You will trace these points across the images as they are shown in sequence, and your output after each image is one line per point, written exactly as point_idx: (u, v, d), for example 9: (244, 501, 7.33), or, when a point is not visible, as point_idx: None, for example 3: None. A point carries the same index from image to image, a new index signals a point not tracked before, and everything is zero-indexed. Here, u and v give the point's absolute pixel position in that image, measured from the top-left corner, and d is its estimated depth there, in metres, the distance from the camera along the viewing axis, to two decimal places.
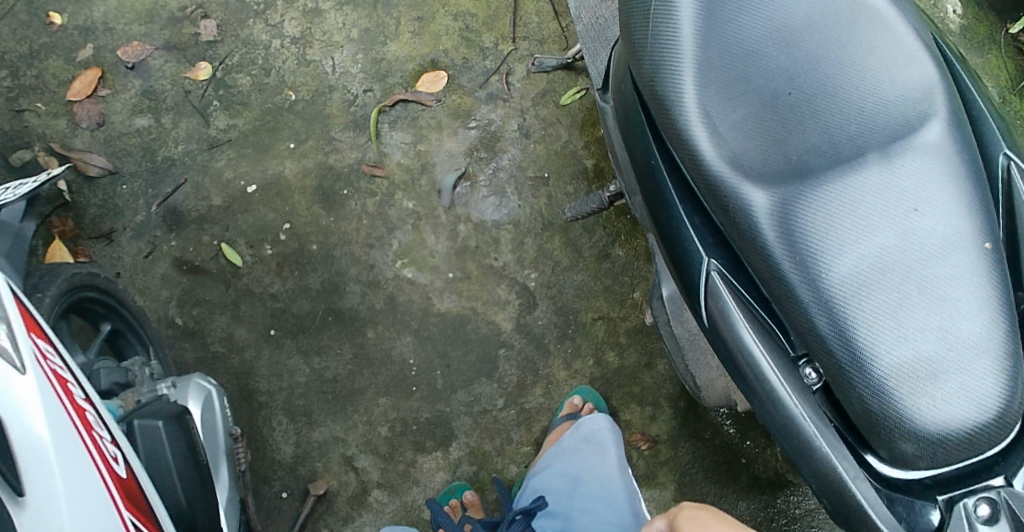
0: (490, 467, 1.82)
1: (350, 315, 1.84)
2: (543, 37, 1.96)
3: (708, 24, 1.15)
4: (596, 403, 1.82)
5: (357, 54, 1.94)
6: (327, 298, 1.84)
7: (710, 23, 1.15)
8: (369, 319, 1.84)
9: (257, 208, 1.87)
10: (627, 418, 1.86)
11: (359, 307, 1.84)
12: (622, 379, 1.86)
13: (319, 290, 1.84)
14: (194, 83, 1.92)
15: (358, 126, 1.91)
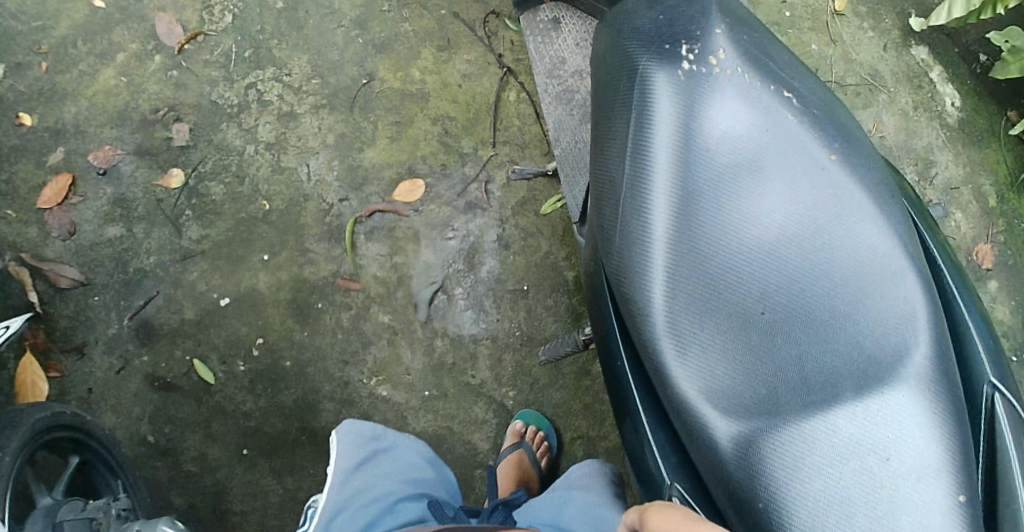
0: None
1: (324, 435, 1.81)
2: (523, 142, 1.91)
3: (682, 224, 1.09)
4: (538, 424, 1.80)
5: (333, 161, 1.89)
6: (301, 416, 1.82)
7: (684, 224, 1.09)
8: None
9: (229, 322, 1.84)
10: None
11: (334, 426, 1.81)
12: None
13: (293, 408, 1.82)
14: (166, 190, 1.88)
15: (333, 237, 1.86)
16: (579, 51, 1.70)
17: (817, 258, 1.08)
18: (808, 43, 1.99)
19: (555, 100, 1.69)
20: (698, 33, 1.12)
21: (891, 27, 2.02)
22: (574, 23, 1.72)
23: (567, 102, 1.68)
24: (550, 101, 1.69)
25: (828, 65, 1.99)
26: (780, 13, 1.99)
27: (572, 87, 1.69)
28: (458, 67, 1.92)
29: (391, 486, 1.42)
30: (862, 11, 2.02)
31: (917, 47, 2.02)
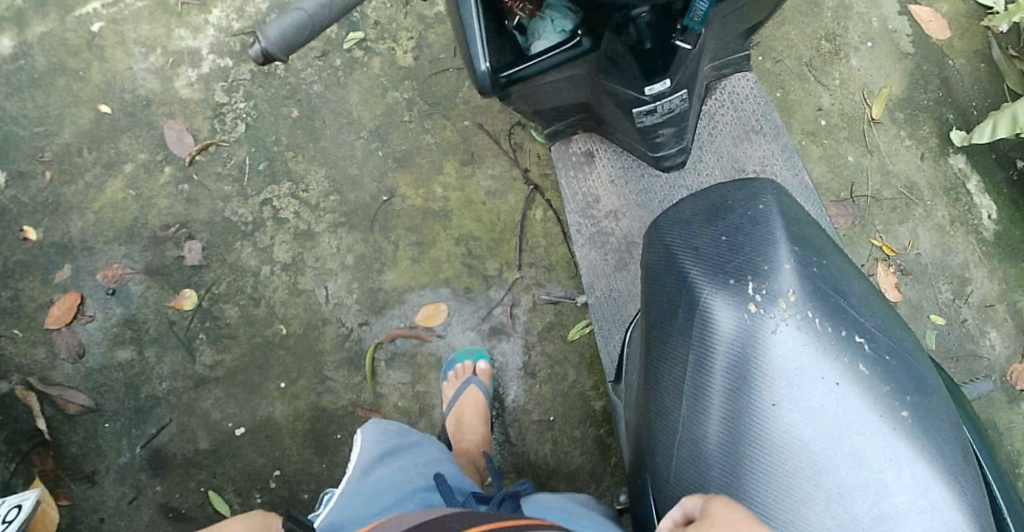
0: None
1: None
2: (550, 262, 1.80)
3: (742, 467, 1.05)
4: None
5: (352, 282, 1.82)
6: None
7: (744, 467, 1.05)
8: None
9: (245, 452, 1.77)
10: None
11: None
12: None
13: None
14: (178, 312, 1.81)
15: (352, 363, 1.80)
16: (614, 189, 1.61)
17: (884, 515, 1.01)
18: (844, 155, 1.83)
19: (588, 242, 1.60)
20: (763, 266, 1.09)
21: (929, 135, 1.84)
22: (609, 157, 1.62)
23: (601, 245, 1.59)
24: (583, 244, 1.60)
25: (863, 177, 1.82)
26: (814, 121, 1.83)
27: (607, 229, 1.60)
28: (481, 182, 1.83)
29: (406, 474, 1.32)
30: (897, 117, 1.85)
31: (955, 156, 1.84)
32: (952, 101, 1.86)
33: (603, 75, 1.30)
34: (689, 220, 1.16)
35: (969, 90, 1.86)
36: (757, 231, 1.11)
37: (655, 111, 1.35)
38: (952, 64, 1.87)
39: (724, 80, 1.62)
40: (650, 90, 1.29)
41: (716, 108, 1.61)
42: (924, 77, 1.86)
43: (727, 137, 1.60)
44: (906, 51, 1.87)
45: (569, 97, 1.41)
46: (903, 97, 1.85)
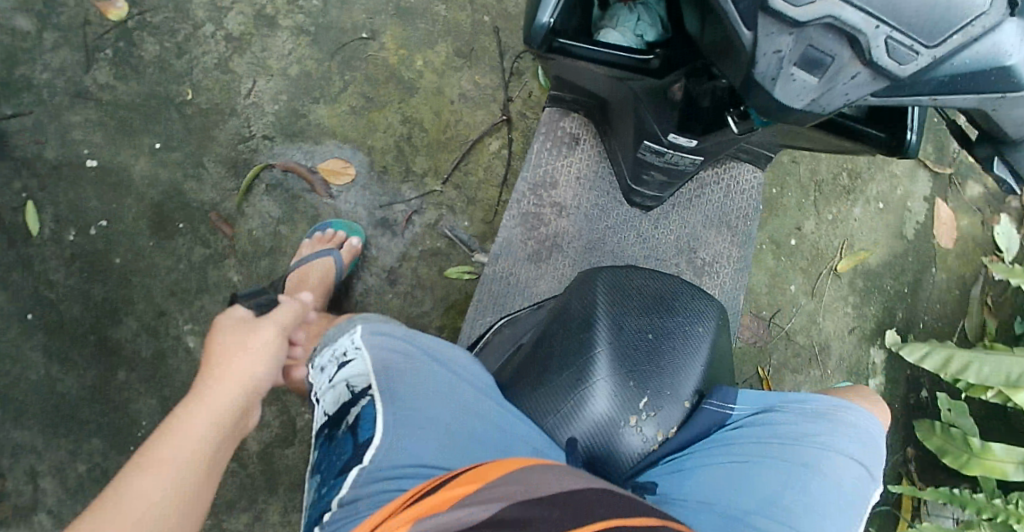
0: None
1: (112, 346, 1.63)
2: (473, 196, 1.69)
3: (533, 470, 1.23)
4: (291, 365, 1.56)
5: (282, 93, 1.64)
6: (101, 316, 1.62)
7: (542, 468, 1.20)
8: (130, 359, 1.63)
9: (84, 186, 1.62)
10: None
11: (127, 343, 1.63)
12: None
13: (98, 304, 1.62)
14: (99, 16, 1.64)
15: (234, 167, 1.63)
16: (575, 187, 1.66)
17: None
18: (788, 282, 1.89)
19: (520, 218, 1.64)
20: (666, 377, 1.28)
21: (870, 314, 1.97)
22: (589, 152, 1.66)
23: (529, 229, 1.64)
24: (514, 215, 1.64)
25: (793, 307, 1.89)
26: (787, 236, 1.87)
27: (543, 217, 1.64)
28: (462, 82, 1.68)
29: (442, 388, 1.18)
30: (854, 280, 1.95)
31: (878, 348, 1.98)
32: (909, 302, 2.01)
33: (646, 95, 1.42)
34: (636, 293, 1.32)
35: (929, 303, 2.03)
36: (682, 351, 1.27)
37: (661, 155, 1.50)
38: (933, 274, 2.04)
39: (736, 165, 1.70)
40: (672, 139, 1.43)
41: (709, 181, 1.70)
42: (905, 264, 2.00)
43: (700, 216, 1.69)
44: (906, 233, 2.00)
45: (597, 87, 1.52)
46: (874, 270, 1.97)
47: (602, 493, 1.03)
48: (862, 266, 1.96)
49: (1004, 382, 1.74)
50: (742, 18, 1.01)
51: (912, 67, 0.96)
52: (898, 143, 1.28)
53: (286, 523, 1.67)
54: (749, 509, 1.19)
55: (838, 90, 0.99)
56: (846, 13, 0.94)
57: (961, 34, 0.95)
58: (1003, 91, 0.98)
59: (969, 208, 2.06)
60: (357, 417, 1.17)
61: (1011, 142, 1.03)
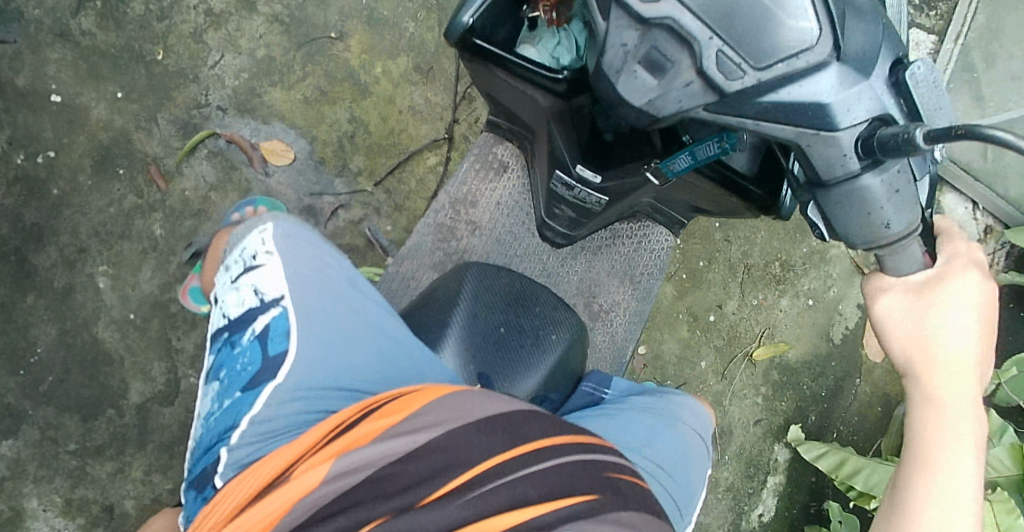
0: (16, 484, 1.65)
1: (29, 270, 1.67)
2: (399, 203, 1.76)
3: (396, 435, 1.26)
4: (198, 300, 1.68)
5: (244, 71, 1.74)
6: (26, 240, 1.68)
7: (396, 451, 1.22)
8: (42, 286, 1.68)
9: (43, 116, 1.70)
10: None
11: (43, 271, 1.68)
12: None
13: (26, 228, 1.68)
14: None
15: (183, 129, 1.73)
16: (492, 211, 1.68)
17: None
18: (699, 357, 1.89)
19: (433, 228, 1.66)
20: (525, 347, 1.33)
21: (779, 411, 1.95)
22: (515, 181, 1.68)
23: (440, 240, 1.65)
24: (427, 224, 1.66)
25: (699, 385, 1.89)
26: (706, 312, 1.90)
27: (455, 232, 1.66)
28: (414, 96, 1.77)
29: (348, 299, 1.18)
30: (770, 371, 1.95)
31: (783, 445, 1.95)
32: (825, 407, 1.99)
33: (558, 119, 1.41)
34: (499, 288, 1.39)
35: (847, 415, 2.01)
36: (531, 345, 1.34)
37: (570, 189, 1.50)
38: (856, 385, 2.01)
39: (652, 225, 1.70)
40: (580, 171, 1.44)
41: (622, 234, 1.71)
42: (826, 367, 1.98)
43: (607, 263, 1.71)
44: (832, 336, 1.98)
45: (521, 111, 1.50)
46: (790, 366, 1.96)
47: (532, 415, 1.03)
48: (780, 358, 1.96)
49: None
50: (600, 8, 1.02)
51: (738, 85, 0.98)
52: (774, 203, 1.32)
53: (146, 481, 1.70)
54: (632, 439, 1.25)
55: (672, 95, 1.02)
56: (685, 19, 0.96)
57: (787, 62, 0.97)
58: (816, 128, 1.00)
59: None
60: (266, 327, 1.11)
61: (822, 185, 1.06)
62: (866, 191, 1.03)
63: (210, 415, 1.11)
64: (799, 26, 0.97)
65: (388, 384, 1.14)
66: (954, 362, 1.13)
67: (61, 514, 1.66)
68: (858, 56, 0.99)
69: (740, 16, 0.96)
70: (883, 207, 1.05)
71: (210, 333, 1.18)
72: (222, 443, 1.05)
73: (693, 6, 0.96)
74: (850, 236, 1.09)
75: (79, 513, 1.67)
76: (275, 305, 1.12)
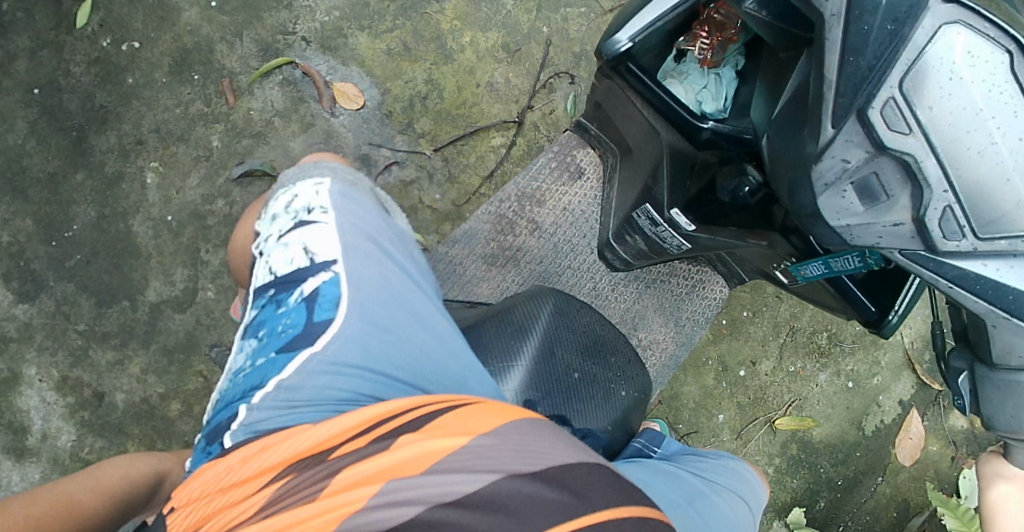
0: (20, 347, 1.66)
1: (86, 149, 1.69)
2: (453, 175, 1.73)
3: None
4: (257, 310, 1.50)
5: (336, 10, 1.74)
6: (92, 120, 1.70)
7: None
8: (94, 168, 1.69)
9: (139, 9, 1.73)
10: (128, 448, 1.67)
11: (100, 153, 1.70)
12: (158, 425, 1.69)
13: (95, 109, 1.70)
14: None
15: (264, 52, 1.74)
16: (557, 215, 1.57)
17: None
18: (718, 409, 1.77)
19: (494, 218, 1.55)
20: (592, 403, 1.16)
21: (788, 487, 1.80)
22: (587, 191, 1.58)
23: (498, 231, 1.55)
24: (488, 211, 1.55)
25: (711, 437, 1.76)
26: (737, 366, 1.78)
27: (515, 227, 1.56)
28: (495, 73, 1.76)
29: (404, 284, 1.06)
30: (788, 443, 1.81)
31: (781, 525, 1.80)
32: (837, 497, 1.83)
33: (672, 159, 1.29)
34: (579, 327, 1.20)
35: (859, 511, 1.84)
36: (598, 405, 1.17)
37: (654, 225, 1.37)
38: (876, 482, 1.85)
39: (709, 273, 1.59)
40: (673, 214, 1.31)
41: (679, 273, 1.59)
42: (849, 456, 1.83)
43: (656, 299, 1.59)
44: (864, 426, 1.84)
45: (628, 131, 1.41)
46: (811, 444, 1.81)
47: (598, 473, 0.78)
48: (803, 433, 1.81)
49: None
50: (835, 111, 0.96)
51: (952, 247, 0.94)
52: (880, 319, 1.22)
53: (140, 379, 1.69)
54: (674, 499, 1.04)
55: (874, 229, 0.98)
56: (927, 163, 0.91)
57: (1010, 241, 0.92)
58: (1011, 315, 0.95)
59: (944, 438, 1.89)
60: (314, 292, 1.02)
61: (988, 365, 1.02)
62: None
63: (238, 370, 1.00)
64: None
65: (423, 379, 1.00)
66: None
67: (54, 389, 1.66)
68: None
69: (985, 178, 0.91)
70: None
71: (252, 288, 1.08)
72: (244, 401, 0.95)
73: (942, 153, 0.91)
74: (992, 420, 1.04)
75: (70, 392, 1.66)
76: (326, 270, 1.03)
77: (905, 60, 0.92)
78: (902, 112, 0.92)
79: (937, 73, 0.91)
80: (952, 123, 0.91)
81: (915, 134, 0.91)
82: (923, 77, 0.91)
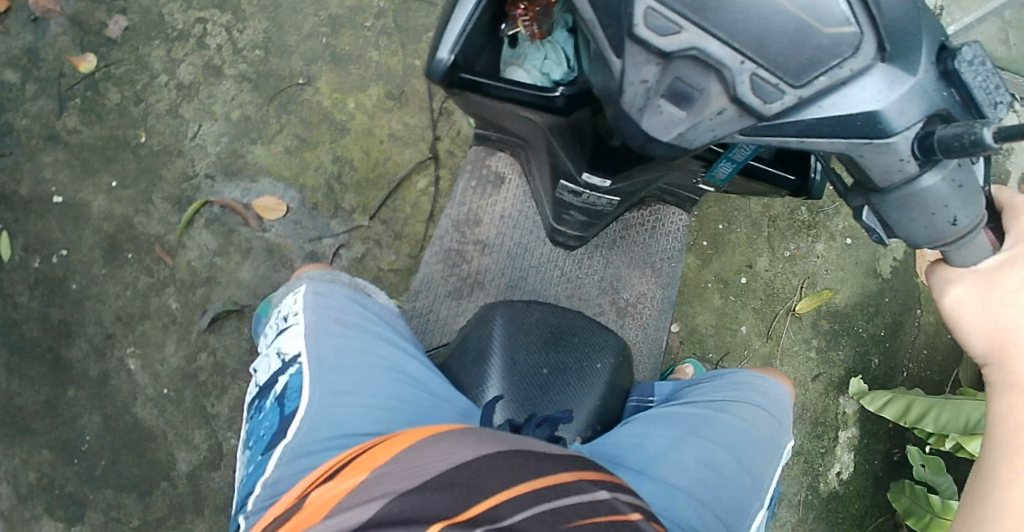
0: None
1: (64, 365, 1.69)
2: (399, 231, 1.76)
3: None
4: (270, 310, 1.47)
5: (224, 135, 1.75)
6: (56, 337, 1.69)
7: None
8: (79, 378, 1.69)
9: (49, 219, 1.71)
10: None
11: (76, 363, 1.69)
12: None
13: (54, 326, 1.69)
14: (72, 71, 1.73)
15: (178, 204, 1.73)
16: (498, 225, 1.62)
17: None
18: (739, 322, 1.76)
19: (443, 255, 1.61)
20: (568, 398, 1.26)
21: (837, 361, 1.79)
22: (515, 191, 1.62)
23: (451, 266, 1.61)
24: (435, 251, 1.61)
25: (744, 351, 1.76)
26: (735, 274, 1.77)
27: (465, 254, 1.62)
28: (392, 123, 1.78)
29: (363, 344, 1.14)
30: (817, 320, 1.79)
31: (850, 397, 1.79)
32: (888, 347, 1.81)
33: (559, 133, 1.31)
34: (532, 326, 1.33)
35: (914, 350, 1.82)
36: (575, 385, 1.28)
37: (578, 195, 1.39)
38: (917, 317, 1.83)
39: (661, 207, 1.61)
40: (586, 178, 1.31)
41: (635, 222, 1.62)
42: (879, 306, 1.81)
43: (624, 255, 1.63)
44: (879, 271, 1.81)
45: (514, 127, 1.44)
46: (839, 311, 1.80)
47: (495, 460, 0.89)
48: (826, 305, 1.80)
49: (964, 430, 1.59)
50: (611, 44, 0.91)
51: (778, 107, 0.87)
52: (804, 183, 1.26)
53: None
54: (676, 442, 1.17)
55: (704, 127, 0.91)
56: (710, 45, 0.85)
57: (829, 73, 0.86)
58: (868, 138, 0.89)
59: None
60: (284, 387, 1.11)
61: (878, 191, 0.94)
62: (927, 195, 0.92)
63: (242, 479, 1.11)
64: (843, 32, 0.86)
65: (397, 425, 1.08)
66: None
67: None
68: (904, 53, 0.89)
69: (772, 31, 0.85)
70: (947, 204, 0.92)
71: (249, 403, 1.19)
72: (241, 506, 1.05)
73: (719, 30, 0.85)
74: (912, 239, 0.96)
75: None
76: (292, 363, 1.12)
77: None
78: (666, 14, 0.85)
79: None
80: None
81: (686, 27, 0.85)
82: None
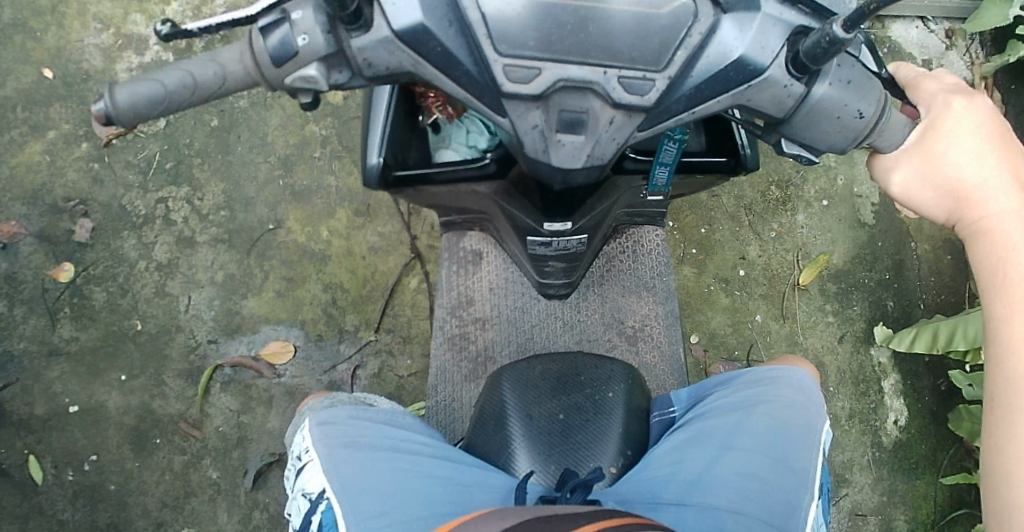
0: None
1: None
2: (407, 334, 1.80)
3: None
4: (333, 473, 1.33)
5: (214, 298, 1.79)
6: None
7: None
8: None
9: (71, 430, 1.72)
10: None
11: None
12: None
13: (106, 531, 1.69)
14: (54, 282, 1.77)
15: (190, 377, 1.75)
16: (491, 297, 1.66)
17: None
18: (751, 313, 1.81)
19: (446, 343, 1.64)
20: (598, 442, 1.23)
21: (857, 316, 1.83)
22: (496, 263, 1.67)
23: (458, 350, 1.63)
24: (440, 342, 1.64)
25: (765, 339, 1.80)
26: (732, 269, 1.82)
27: (468, 336, 1.64)
28: (368, 236, 1.83)
29: (383, 461, 1.15)
30: (824, 286, 1.83)
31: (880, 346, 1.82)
32: (898, 287, 1.85)
33: (511, 193, 1.35)
34: (539, 381, 1.30)
35: (922, 281, 1.86)
36: (597, 423, 1.24)
37: (548, 245, 1.41)
38: (914, 249, 1.87)
39: (635, 229, 1.68)
40: (549, 226, 1.34)
41: (615, 252, 1.68)
42: (876, 252, 1.86)
43: (616, 286, 1.67)
44: (865, 220, 1.86)
45: (470, 203, 1.48)
46: (840, 270, 1.84)
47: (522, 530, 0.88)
48: (827, 269, 1.84)
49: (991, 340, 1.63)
50: (490, 107, 0.90)
51: (655, 94, 0.88)
52: (739, 161, 1.32)
53: None
54: (703, 468, 1.14)
55: (606, 139, 0.90)
56: (573, 71, 0.86)
57: (683, 47, 0.88)
58: (747, 81, 0.90)
59: None
60: (320, 526, 1.09)
61: (784, 121, 0.94)
62: (824, 102, 0.91)
63: None
64: (675, 6, 0.88)
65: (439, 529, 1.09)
66: (993, 195, 0.99)
67: None
68: None
69: (618, 36, 0.87)
70: (846, 102, 0.92)
71: None
72: None
73: (575, 55, 0.86)
74: (835, 148, 0.96)
75: None
76: (321, 500, 1.10)
77: (482, 31, 0.86)
78: (523, 63, 0.86)
79: (487, 8, 0.86)
80: (546, 26, 0.86)
81: (544, 65, 0.86)
82: (503, 28, 0.86)
